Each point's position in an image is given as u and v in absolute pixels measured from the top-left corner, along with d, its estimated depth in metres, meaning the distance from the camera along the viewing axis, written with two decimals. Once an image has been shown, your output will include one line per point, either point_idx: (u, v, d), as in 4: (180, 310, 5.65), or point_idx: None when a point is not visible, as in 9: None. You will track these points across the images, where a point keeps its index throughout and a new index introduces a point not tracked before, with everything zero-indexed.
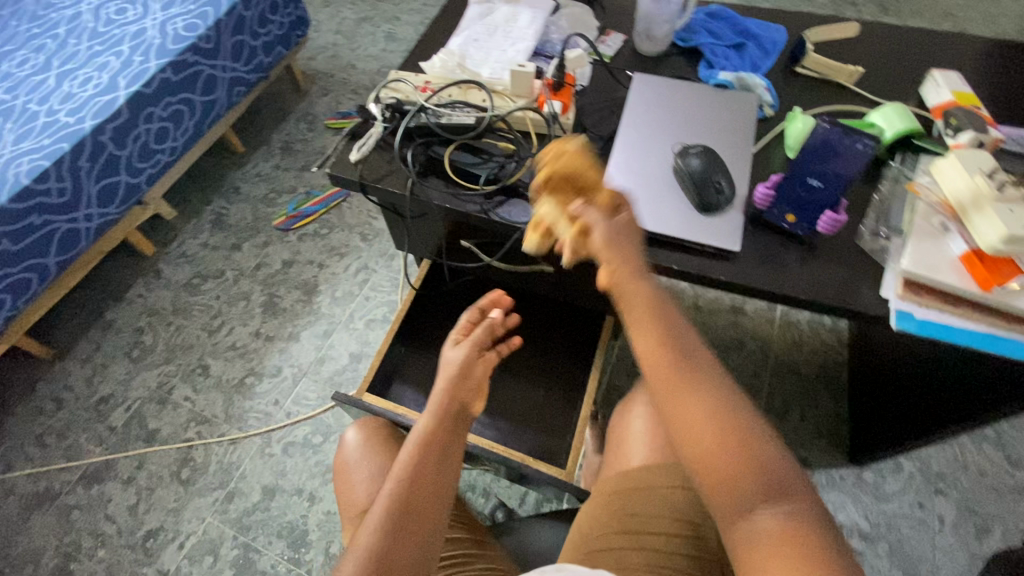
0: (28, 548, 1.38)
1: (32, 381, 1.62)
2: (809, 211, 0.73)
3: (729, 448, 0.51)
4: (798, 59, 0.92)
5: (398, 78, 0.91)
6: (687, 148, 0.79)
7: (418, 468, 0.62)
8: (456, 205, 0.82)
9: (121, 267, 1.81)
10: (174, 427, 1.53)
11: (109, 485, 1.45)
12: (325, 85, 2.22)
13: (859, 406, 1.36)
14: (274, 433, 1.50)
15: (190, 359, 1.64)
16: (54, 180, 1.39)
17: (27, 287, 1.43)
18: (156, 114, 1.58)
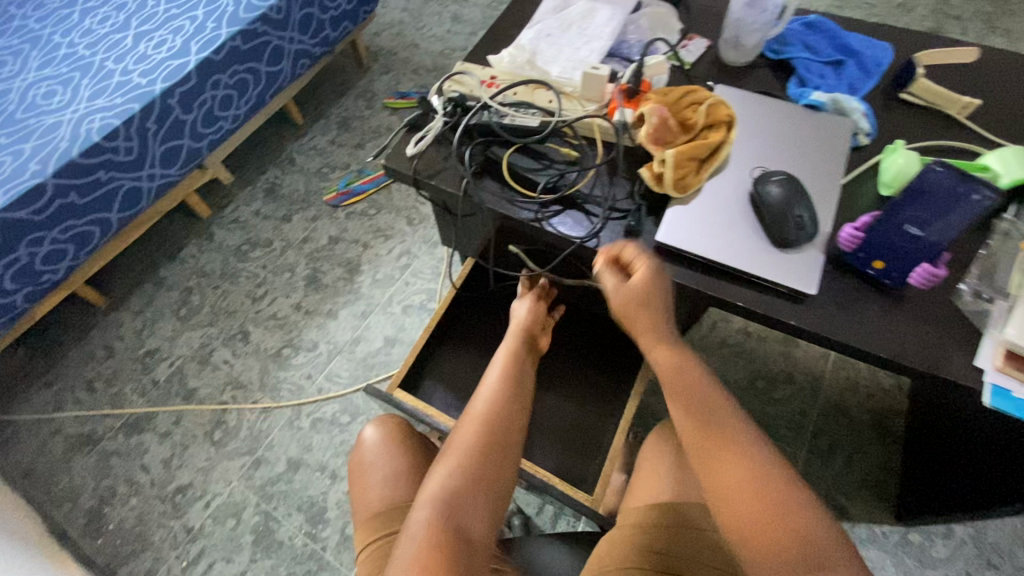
0: (69, 486, 1.46)
1: (87, 327, 1.70)
2: (902, 261, 0.65)
3: (771, 503, 0.54)
4: (904, 84, 0.83)
5: (464, 70, 0.87)
6: (767, 174, 0.72)
7: (505, 381, 0.76)
8: (510, 211, 0.78)
9: (178, 227, 1.87)
10: (212, 388, 1.58)
11: (147, 437, 1.51)
12: (387, 63, 2.21)
13: (914, 461, 1.26)
14: (304, 407, 1.52)
15: (233, 324, 1.68)
16: (122, 139, 1.43)
17: (90, 240, 1.49)
18: (223, 82, 1.60)
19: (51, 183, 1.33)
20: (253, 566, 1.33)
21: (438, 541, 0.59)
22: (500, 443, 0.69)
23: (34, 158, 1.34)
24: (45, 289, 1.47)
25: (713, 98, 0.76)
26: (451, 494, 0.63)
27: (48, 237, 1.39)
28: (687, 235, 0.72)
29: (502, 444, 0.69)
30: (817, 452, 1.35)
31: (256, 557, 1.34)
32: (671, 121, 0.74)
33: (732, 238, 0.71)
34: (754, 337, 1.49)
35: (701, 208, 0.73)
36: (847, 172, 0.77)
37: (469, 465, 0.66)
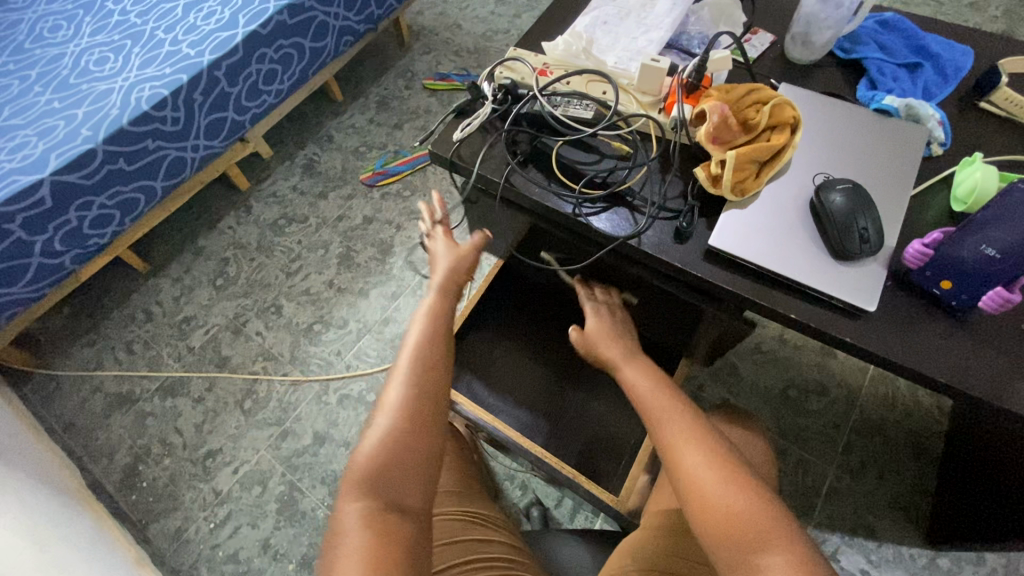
0: (107, 442, 1.52)
1: (128, 291, 1.75)
2: (971, 282, 0.61)
3: (742, 499, 0.57)
4: (985, 93, 0.78)
5: (516, 56, 0.85)
6: (831, 181, 0.69)
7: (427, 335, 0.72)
8: (554, 203, 0.76)
9: (217, 198, 1.90)
10: (244, 358, 1.62)
11: (181, 400, 1.56)
12: (429, 43, 2.18)
13: (949, 485, 1.21)
14: (332, 382, 1.55)
15: (266, 297, 1.71)
16: (170, 109, 1.45)
17: (135, 206, 1.52)
18: (268, 56, 1.61)
19: (100, 149, 1.36)
20: (275, 533, 1.37)
21: (378, 524, 0.56)
22: (432, 402, 0.66)
23: (86, 123, 1.37)
24: (92, 252, 1.51)
25: (778, 98, 0.73)
26: (383, 474, 0.60)
27: (96, 202, 1.42)
28: (740, 239, 0.69)
29: (429, 405, 0.66)
30: (847, 468, 1.31)
31: (280, 525, 1.38)
32: (732, 120, 0.71)
33: (789, 247, 0.68)
34: (790, 344, 1.45)
35: (758, 213, 0.71)
36: (916, 185, 0.73)
37: (397, 432, 0.63)
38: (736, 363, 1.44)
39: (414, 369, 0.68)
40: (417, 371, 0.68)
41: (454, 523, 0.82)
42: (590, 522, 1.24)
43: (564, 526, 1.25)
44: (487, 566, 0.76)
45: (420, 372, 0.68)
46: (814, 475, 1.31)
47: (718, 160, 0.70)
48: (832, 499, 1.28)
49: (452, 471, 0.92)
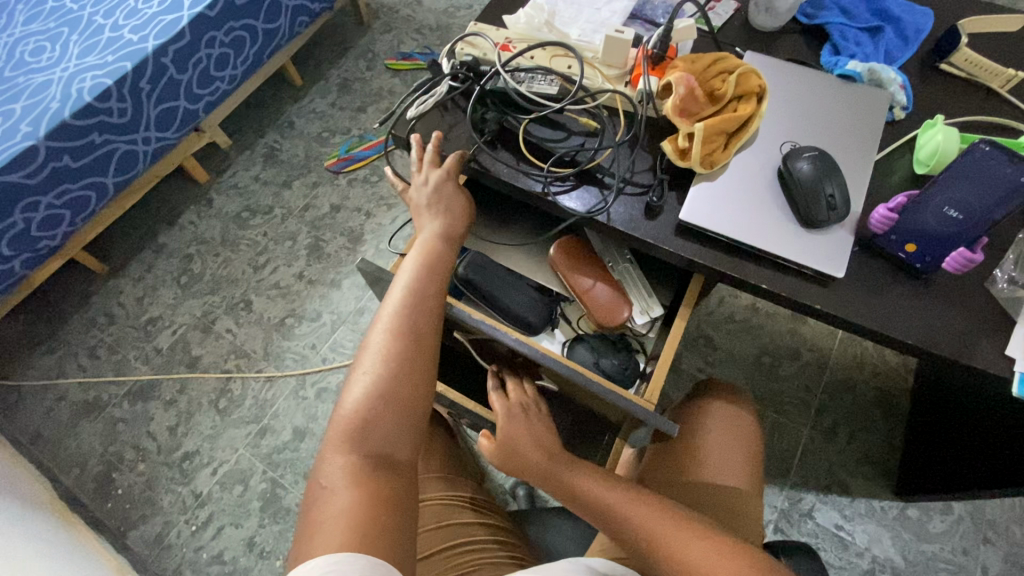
0: (77, 451, 1.47)
1: (87, 294, 1.67)
2: (935, 244, 0.62)
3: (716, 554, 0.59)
4: (944, 54, 0.78)
5: (477, 32, 0.82)
6: (798, 149, 0.69)
7: (414, 291, 0.68)
8: (521, 183, 0.75)
9: (175, 192, 1.82)
10: (215, 356, 1.57)
11: (152, 404, 1.52)
12: (389, 21, 2.11)
13: (916, 440, 1.27)
14: (309, 376, 1.52)
15: (235, 292, 1.66)
16: (115, 100, 1.37)
17: (86, 205, 1.45)
18: (218, 39, 1.53)
19: (43, 145, 1.28)
20: (261, 532, 1.35)
21: (362, 480, 0.55)
22: (418, 364, 0.64)
23: (25, 119, 1.29)
24: (43, 256, 1.44)
25: (744, 67, 0.72)
26: (367, 433, 0.59)
27: (42, 202, 1.35)
28: (710, 212, 0.69)
29: (418, 368, 0.64)
30: (820, 428, 1.35)
31: (265, 524, 1.36)
32: (699, 91, 0.71)
33: (758, 217, 0.68)
34: (763, 313, 1.48)
35: (726, 185, 0.70)
36: (880, 150, 0.73)
37: (382, 387, 0.61)
38: (711, 334, 1.46)
39: (400, 327, 0.65)
40: (398, 329, 0.65)
41: (442, 506, 0.83)
42: None
43: (551, 504, 1.26)
44: (473, 548, 0.77)
45: (407, 327, 0.65)
46: (789, 438, 1.35)
47: (678, 136, 0.69)
48: (807, 459, 1.33)
49: (439, 456, 0.91)
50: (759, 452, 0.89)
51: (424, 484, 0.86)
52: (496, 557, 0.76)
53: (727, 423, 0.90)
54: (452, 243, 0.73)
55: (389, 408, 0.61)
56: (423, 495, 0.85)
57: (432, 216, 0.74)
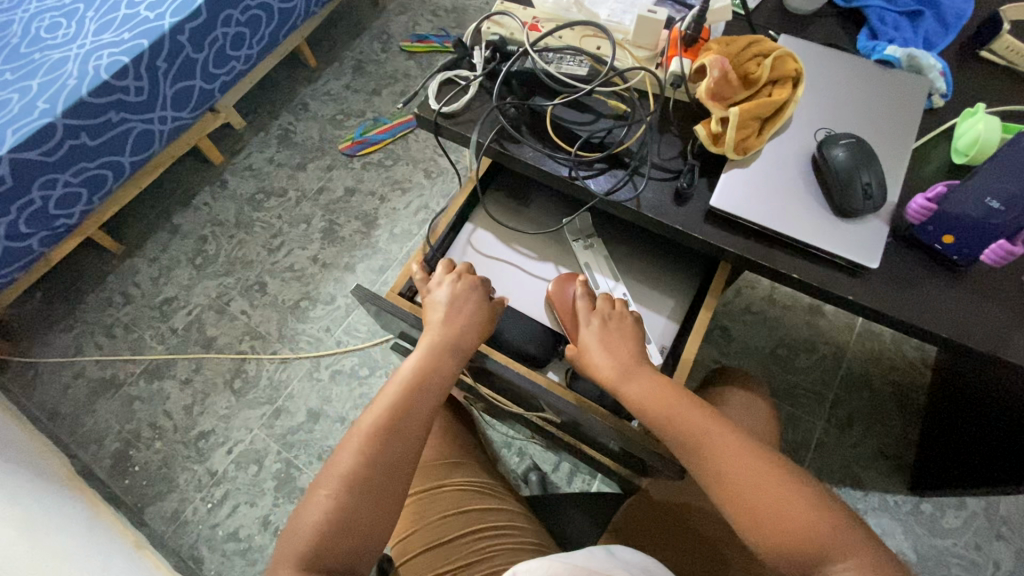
0: (94, 428, 1.49)
1: (103, 274, 1.68)
2: (972, 237, 0.61)
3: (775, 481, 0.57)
4: (986, 42, 0.76)
5: (504, 10, 0.80)
6: (834, 137, 0.67)
7: (405, 399, 0.66)
8: (547, 167, 0.74)
9: (190, 173, 1.82)
10: (230, 337, 1.58)
11: (167, 383, 1.53)
12: (404, 2, 2.08)
13: (933, 434, 1.26)
14: (323, 359, 1.53)
15: (249, 274, 1.67)
16: (132, 78, 1.36)
17: (103, 184, 1.45)
18: (235, 18, 1.51)
19: (61, 123, 1.28)
20: (276, 511, 1.37)
21: None
22: (391, 485, 0.62)
23: (42, 96, 1.28)
24: (60, 234, 1.44)
25: (780, 50, 0.70)
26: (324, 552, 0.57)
27: (60, 180, 1.35)
28: (742, 199, 0.68)
29: (389, 496, 0.61)
30: (835, 422, 1.35)
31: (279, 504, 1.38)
32: (733, 75, 0.69)
33: (790, 206, 0.67)
34: (779, 305, 1.46)
35: (759, 173, 0.69)
36: (917, 138, 0.71)
37: (352, 502, 0.59)
38: (727, 325, 1.45)
39: (388, 435, 0.63)
40: (380, 440, 0.63)
41: (461, 489, 0.84)
42: (587, 486, 1.26)
43: (563, 490, 1.26)
44: (493, 534, 0.78)
45: (388, 440, 0.63)
46: (803, 431, 1.34)
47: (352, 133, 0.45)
48: (820, 452, 1.32)
49: (456, 440, 0.90)
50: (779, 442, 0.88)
51: (442, 470, 0.86)
52: (516, 544, 0.77)
53: (746, 409, 0.89)
54: (454, 358, 0.71)
55: (349, 533, 0.58)
56: (442, 480, 0.84)
57: (440, 327, 0.72)
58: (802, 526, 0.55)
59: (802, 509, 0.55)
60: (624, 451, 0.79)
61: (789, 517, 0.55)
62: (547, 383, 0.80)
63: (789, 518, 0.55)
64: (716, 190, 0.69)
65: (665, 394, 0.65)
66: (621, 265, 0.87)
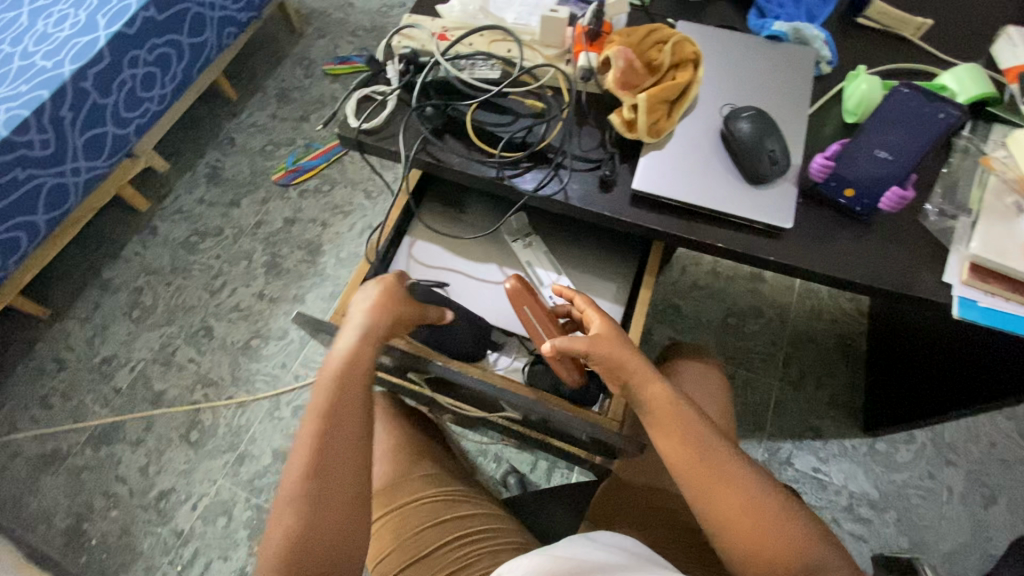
0: (40, 507, 1.39)
1: (30, 342, 1.58)
2: (870, 187, 0.67)
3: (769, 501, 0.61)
4: (860, 9, 0.83)
5: (412, 23, 0.81)
6: (736, 111, 0.71)
7: (335, 397, 0.64)
8: (474, 171, 0.75)
9: (115, 224, 1.73)
10: (180, 389, 1.51)
11: (117, 447, 1.44)
12: (322, 26, 2.05)
13: (876, 377, 1.34)
14: (282, 396, 1.48)
15: (193, 320, 1.60)
16: (35, 131, 1.29)
17: (17, 246, 1.36)
18: (141, 58, 1.46)
19: None
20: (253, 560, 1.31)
21: None
22: (342, 481, 0.61)
23: None
24: None
25: (677, 35, 0.74)
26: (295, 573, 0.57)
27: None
28: (661, 179, 0.71)
29: (342, 494, 0.60)
30: (788, 380, 1.42)
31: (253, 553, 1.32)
32: (637, 63, 0.73)
33: (706, 179, 0.70)
34: (723, 277, 1.52)
35: (674, 152, 0.72)
36: (811, 104, 0.77)
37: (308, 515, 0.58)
38: (678, 303, 1.50)
39: (326, 437, 0.62)
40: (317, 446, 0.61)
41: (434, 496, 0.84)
42: (566, 479, 1.27)
43: (543, 487, 1.27)
44: (472, 539, 0.77)
45: (325, 442, 0.62)
46: (761, 393, 1.40)
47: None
48: (780, 411, 1.39)
49: (423, 452, 0.90)
50: (731, 403, 0.93)
51: (413, 484, 0.85)
52: (498, 544, 0.77)
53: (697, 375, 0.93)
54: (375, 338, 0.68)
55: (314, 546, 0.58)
56: (416, 493, 0.84)
57: (353, 311, 0.69)
58: (786, 537, 0.59)
59: (791, 530, 0.60)
60: (592, 439, 0.81)
61: (777, 535, 0.59)
62: (506, 382, 0.80)
63: (771, 538, 0.59)
64: (638, 173, 0.71)
65: (678, 402, 0.67)
66: (562, 258, 0.89)
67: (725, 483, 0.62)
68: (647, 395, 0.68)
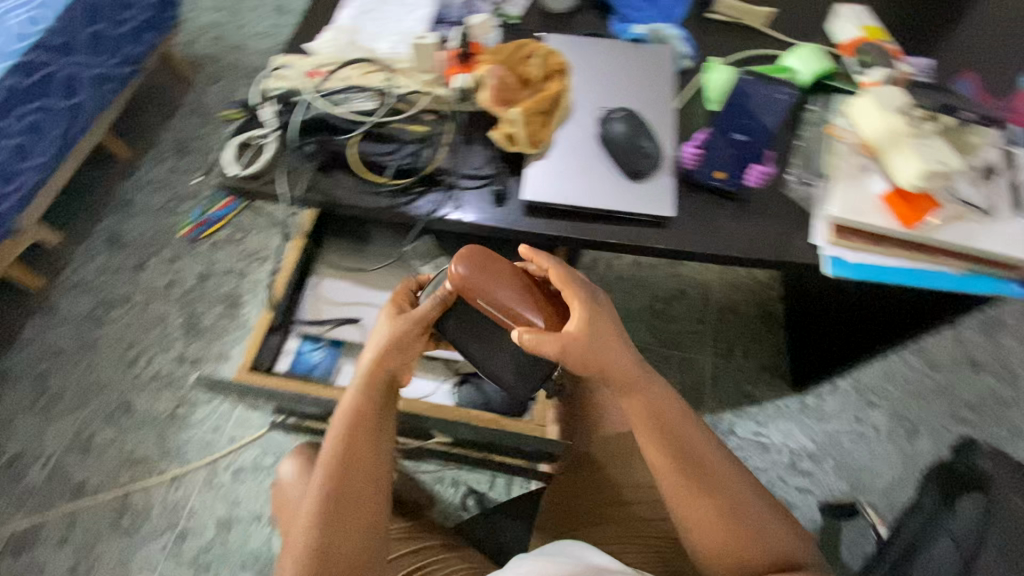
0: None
1: None
2: (735, 167, 0.75)
3: (760, 514, 0.64)
4: (708, 5, 0.90)
5: (283, 64, 0.81)
6: (609, 113, 0.75)
7: (355, 422, 0.66)
8: (366, 202, 0.75)
9: (8, 310, 1.60)
10: (104, 474, 1.39)
11: (39, 551, 1.31)
12: (214, 71, 1.98)
13: (795, 337, 1.43)
14: (219, 461, 1.40)
15: (109, 398, 1.48)
16: None
17: None
18: (10, 128, 1.35)
19: None
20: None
21: None
22: (368, 505, 0.63)
23: None
24: None
25: (543, 48, 0.77)
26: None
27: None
28: (549, 186, 0.73)
29: (355, 521, 0.62)
30: (719, 353, 1.49)
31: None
32: (511, 79, 0.75)
33: (591, 180, 0.73)
34: (645, 266, 1.58)
35: (559, 158, 0.75)
36: (678, 96, 0.82)
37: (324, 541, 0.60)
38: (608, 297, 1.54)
39: (350, 462, 0.64)
40: (339, 467, 0.63)
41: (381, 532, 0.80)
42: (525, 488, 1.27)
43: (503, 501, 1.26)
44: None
45: (344, 468, 0.63)
46: (697, 370, 1.46)
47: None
48: (716, 384, 1.45)
49: None
50: None
51: None
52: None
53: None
54: (399, 358, 0.70)
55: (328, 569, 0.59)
56: None
57: (377, 332, 0.70)
58: (769, 541, 0.63)
59: (772, 538, 0.63)
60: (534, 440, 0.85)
61: (757, 542, 0.63)
62: None
63: (749, 549, 0.63)
64: (526, 184, 0.74)
65: (655, 402, 0.68)
66: None
67: (704, 490, 0.65)
68: (655, 401, 0.68)
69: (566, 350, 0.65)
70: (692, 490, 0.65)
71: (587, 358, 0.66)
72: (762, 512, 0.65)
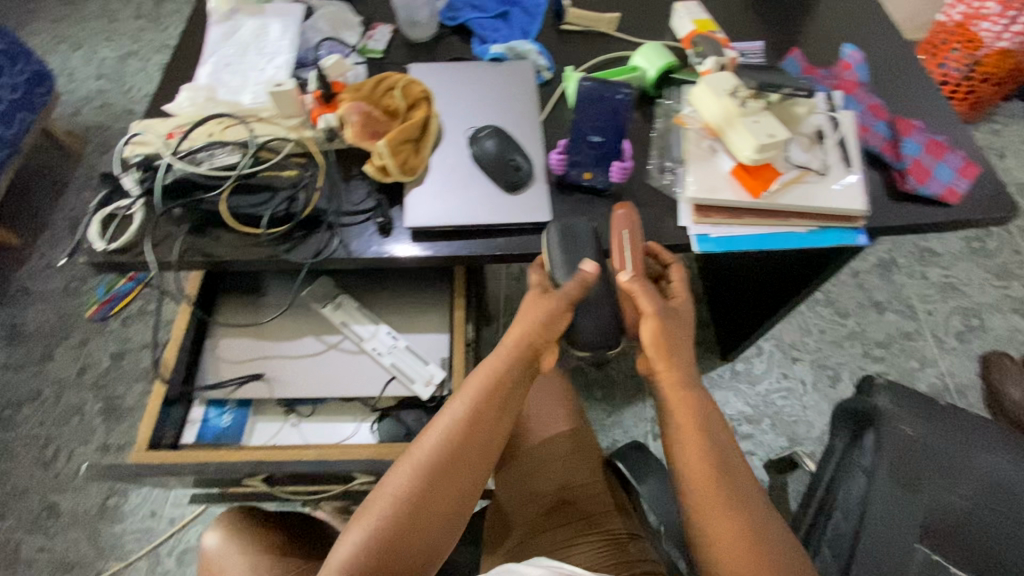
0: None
1: None
2: (603, 165, 0.85)
3: (768, 531, 0.67)
4: (562, 17, 1.04)
5: (143, 131, 0.84)
6: (477, 132, 0.83)
7: (478, 410, 0.71)
8: (249, 255, 0.79)
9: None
10: None
11: None
12: (103, 140, 1.90)
13: (717, 308, 1.53)
14: (162, 548, 1.32)
15: (28, 505, 1.37)
16: None
17: None
18: None
19: None
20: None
21: None
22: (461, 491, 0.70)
23: None
24: None
25: (404, 80, 0.84)
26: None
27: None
28: (431, 208, 0.80)
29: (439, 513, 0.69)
30: None
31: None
32: (375, 113, 0.81)
33: (468, 195, 0.81)
34: None
35: (437, 174, 0.82)
36: (544, 109, 0.92)
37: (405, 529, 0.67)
38: None
39: (456, 452, 0.70)
40: (453, 447, 0.70)
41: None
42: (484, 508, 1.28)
43: None
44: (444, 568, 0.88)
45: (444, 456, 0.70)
46: None
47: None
48: None
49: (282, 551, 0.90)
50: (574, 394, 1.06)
51: None
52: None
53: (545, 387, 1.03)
54: (524, 350, 0.72)
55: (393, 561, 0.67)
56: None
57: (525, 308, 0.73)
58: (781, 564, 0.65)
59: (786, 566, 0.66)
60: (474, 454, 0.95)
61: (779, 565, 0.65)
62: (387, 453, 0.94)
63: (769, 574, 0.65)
64: (411, 210, 0.80)
65: (702, 417, 0.72)
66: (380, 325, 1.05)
67: (729, 500, 0.67)
68: (697, 430, 0.71)
69: (653, 316, 0.72)
70: (712, 519, 0.67)
71: (676, 334, 0.72)
72: (778, 540, 0.67)
